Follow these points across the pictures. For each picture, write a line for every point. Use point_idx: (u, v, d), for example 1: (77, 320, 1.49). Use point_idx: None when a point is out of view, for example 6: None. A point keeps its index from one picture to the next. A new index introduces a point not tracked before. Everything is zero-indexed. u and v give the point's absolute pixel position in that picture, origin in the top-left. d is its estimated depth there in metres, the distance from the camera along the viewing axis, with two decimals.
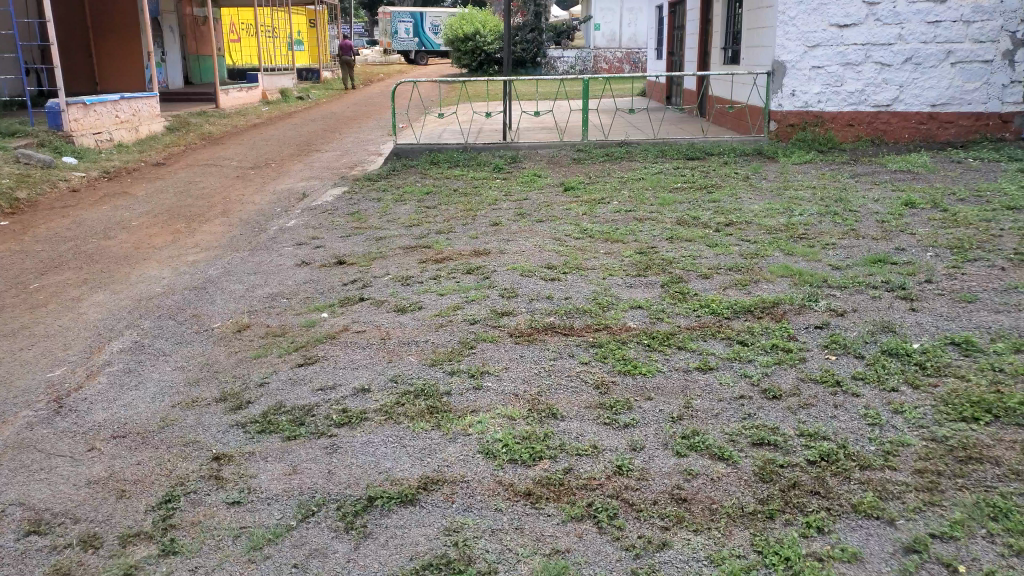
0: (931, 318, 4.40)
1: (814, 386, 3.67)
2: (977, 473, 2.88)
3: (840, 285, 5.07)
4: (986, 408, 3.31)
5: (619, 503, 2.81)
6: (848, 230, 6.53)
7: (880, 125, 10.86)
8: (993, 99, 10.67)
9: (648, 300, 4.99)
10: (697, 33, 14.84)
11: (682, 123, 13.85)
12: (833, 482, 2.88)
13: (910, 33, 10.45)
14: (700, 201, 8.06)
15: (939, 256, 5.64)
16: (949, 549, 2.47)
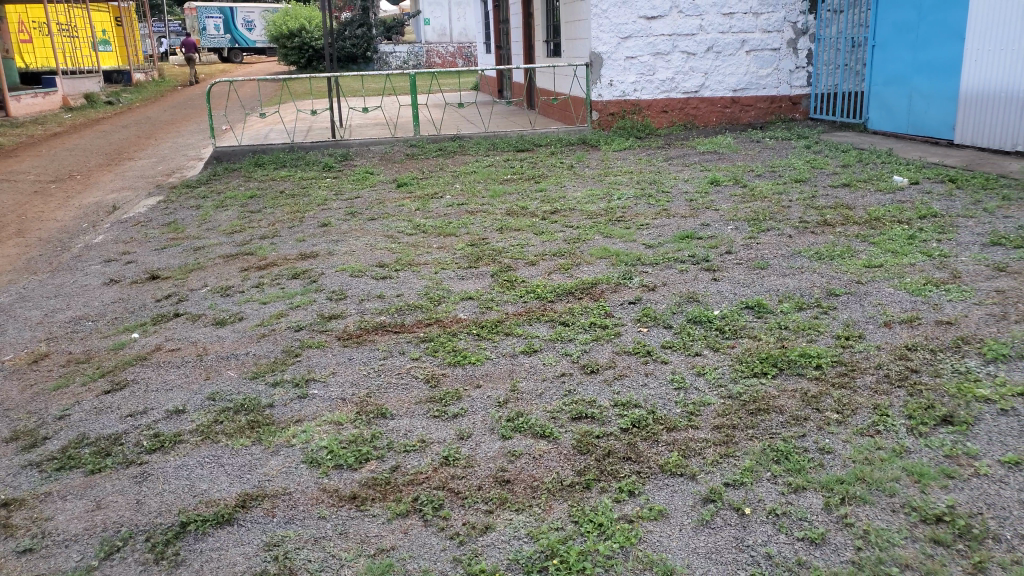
0: (730, 286, 4.77)
1: (629, 358, 3.88)
2: (765, 422, 3.18)
3: (654, 262, 5.37)
4: (774, 363, 3.66)
5: (444, 494, 2.84)
6: (661, 210, 6.93)
7: (690, 111, 11.62)
8: (782, 83, 11.69)
9: (477, 291, 5.05)
10: (520, 26, 15.17)
11: (512, 116, 14.13)
12: (644, 446, 3.06)
13: (709, 24, 11.23)
14: (528, 191, 8.26)
15: (738, 228, 6.12)
16: (740, 494, 2.73)
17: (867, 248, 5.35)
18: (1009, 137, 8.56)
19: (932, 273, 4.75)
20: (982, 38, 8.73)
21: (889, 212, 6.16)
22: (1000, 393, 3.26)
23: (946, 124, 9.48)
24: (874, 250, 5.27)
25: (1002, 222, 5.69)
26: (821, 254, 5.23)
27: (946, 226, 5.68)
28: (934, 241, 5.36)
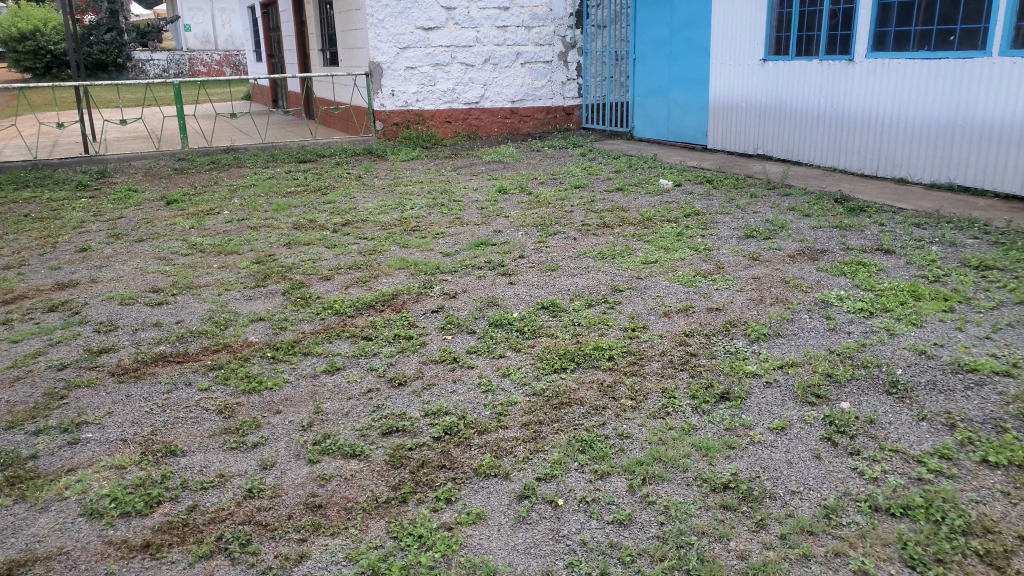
0: (526, 289, 4.95)
1: (434, 367, 3.88)
2: (569, 415, 3.33)
3: (451, 270, 5.42)
4: (572, 358, 3.85)
5: (252, 528, 2.66)
6: (453, 219, 7.02)
7: (473, 121, 11.91)
8: (557, 94, 12.37)
9: (269, 310, 4.80)
10: (293, 34, 14.71)
11: (289, 126, 13.63)
12: (457, 452, 3.08)
13: (485, 36, 11.59)
14: (314, 204, 8.00)
15: (529, 233, 6.37)
16: (552, 487, 2.84)
17: (644, 246, 5.80)
18: (751, 141, 9.73)
19: (700, 266, 5.25)
20: (723, 53, 9.84)
21: (659, 212, 6.72)
22: (764, 368, 3.69)
23: (700, 131, 10.57)
24: (650, 247, 5.73)
25: (752, 218, 6.43)
26: (605, 253, 5.59)
27: (708, 223, 6.31)
28: (699, 237, 5.93)
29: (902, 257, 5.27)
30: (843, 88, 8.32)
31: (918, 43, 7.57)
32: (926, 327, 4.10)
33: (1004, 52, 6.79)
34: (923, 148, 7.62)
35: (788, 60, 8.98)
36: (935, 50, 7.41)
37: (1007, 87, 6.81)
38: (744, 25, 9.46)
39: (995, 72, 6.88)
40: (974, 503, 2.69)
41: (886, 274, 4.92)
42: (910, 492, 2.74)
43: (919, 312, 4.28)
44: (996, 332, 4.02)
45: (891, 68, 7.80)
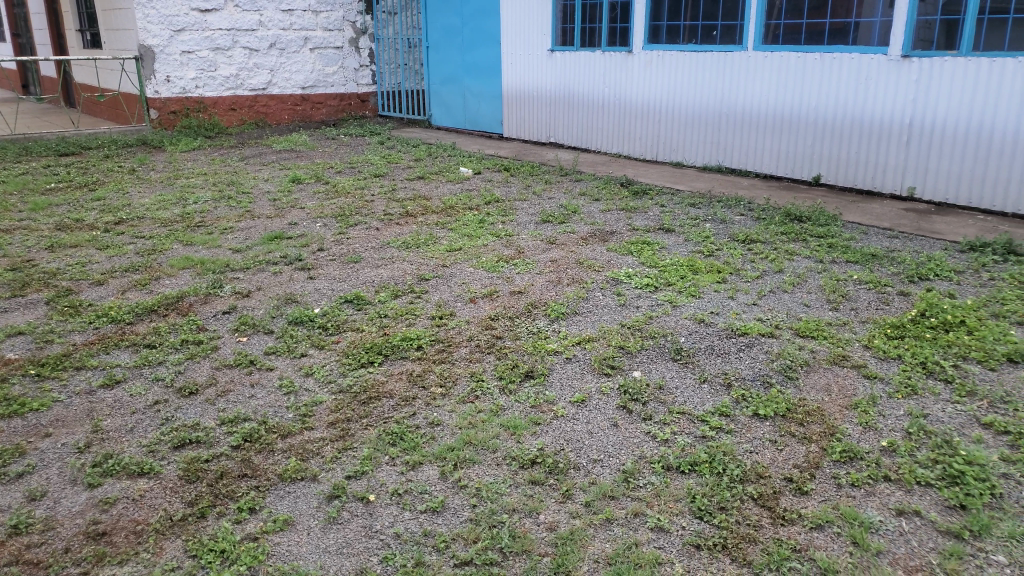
0: (327, 283, 4.79)
1: (230, 372, 3.65)
2: (378, 409, 3.28)
3: (244, 267, 5.13)
4: (378, 351, 3.79)
5: (22, 568, 2.36)
6: (244, 212, 6.64)
7: (260, 108, 11.31)
8: (349, 81, 12.09)
9: (30, 323, 4.25)
10: (43, 12, 13.13)
11: (45, 116, 12.16)
12: (259, 459, 2.92)
13: (269, 20, 11.05)
14: (80, 201, 7.20)
15: (327, 225, 6.17)
16: (362, 484, 2.78)
17: (445, 234, 5.82)
18: (543, 129, 10.11)
19: (502, 251, 5.37)
20: (513, 43, 10.12)
21: (459, 200, 6.78)
22: (565, 345, 3.85)
23: (495, 119, 10.81)
24: (452, 235, 5.76)
25: (547, 203, 6.68)
26: (407, 243, 5.55)
27: (507, 209, 6.47)
28: (499, 223, 6.06)
29: (682, 235, 5.73)
30: (624, 78, 8.88)
31: (686, 37, 8.24)
32: (704, 297, 4.49)
33: (758, 47, 7.59)
34: (695, 134, 8.34)
35: (574, 51, 9.40)
36: (701, 44, 8.10)
37: (760, 79, 7.62)
38: (531, 16, 9.77)
39: (750, 64, 7.67)
40: (748, 453, 2.99)
41: (668, 251, 5.32)
42: (696, 449, 2.99)
43: (697, 284, 4.67)
44: (761, 299, 4.49)
45: (664, 60, 8.44)
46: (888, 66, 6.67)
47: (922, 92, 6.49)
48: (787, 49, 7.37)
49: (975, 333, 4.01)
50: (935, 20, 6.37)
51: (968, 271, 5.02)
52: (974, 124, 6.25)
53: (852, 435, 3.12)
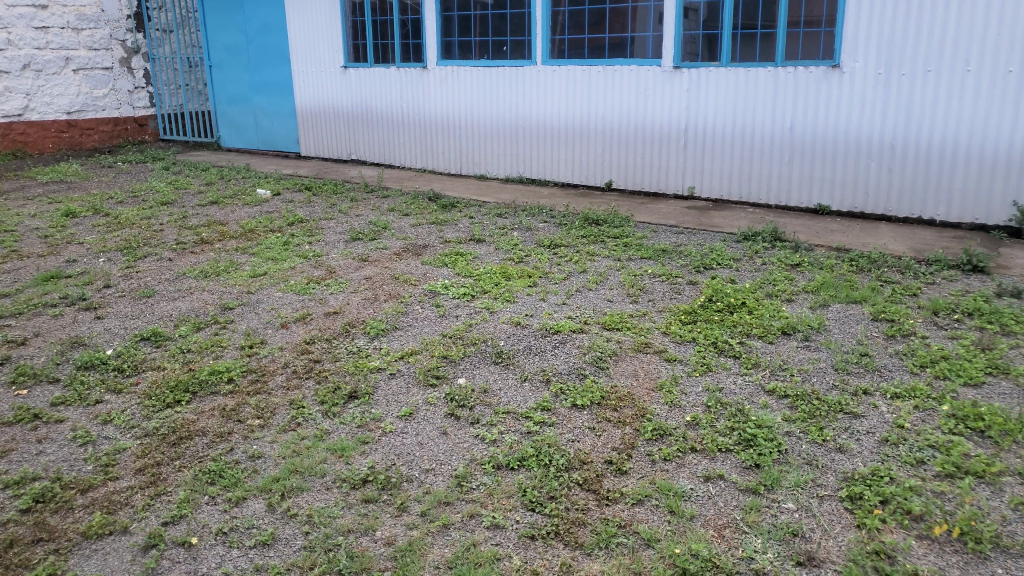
0: (118, 321, 4.42)
1: (10, 429, 3.25)
2: (191, 449, 3.07)
3: (15, 312, 4.58)
4: (185, 388, 3.55)
5: None
6: (8, 252, 5.93)
7: (17, 137, 10.16)
8: (123, 104, 11.21)
9: None
10: None
11: None
12: (56, 519, 2.64)
13: (19, 39, 9.96)
14: None
15: (112, 260, 5.67)
16: (182, 528, 2.60)
17: (249, 260, 5.56)
18: (344, 147, 9.95)
19: (312, 272, 5.23)
20: (304, 60, 9.88)
21: (260, 223, 6.51)
22: (387, 361, 3.83)
23: (291, 138, 10.48)
24: (255, 260, 5.52)
25: (355, 221, 6.60)
26: (207, 271, 5.24)
27: (312, 229, 6.31)
28: (305, 244, 5.89)
29: (491, 244, 5.90)
30: (421, 94, 8.98)
31: (478, 52, 8.49)
32: (518, 302, 4.66)
33: (546, 61, 8.01)
34: (495, 146, 8.60)
35: (368, 67, 9.36)
36: (493, 60, 8.40)
37: (551, 92, 8.03)
38: (321, 32, 9.61)
39: (541, 78, 8.07)
40: (571, 442, 3.14)
41: (480, 261, 5.46)
42: (523, 445, 3.10)
43: (511, 289, 4.84)
44: (570, 298, 4.73)
45: (459, 76, 8.64)
46: (662, 77, 7.31)
47: (693, 99, 7.18)
48: (573, 63, 7.84)
49: (754, 312, 4.50)
50: (698, 35, 7.07)
51: (744, 259, 5.62)
52: (738, 127, 7.00)
53: (661, 414, 3.38)
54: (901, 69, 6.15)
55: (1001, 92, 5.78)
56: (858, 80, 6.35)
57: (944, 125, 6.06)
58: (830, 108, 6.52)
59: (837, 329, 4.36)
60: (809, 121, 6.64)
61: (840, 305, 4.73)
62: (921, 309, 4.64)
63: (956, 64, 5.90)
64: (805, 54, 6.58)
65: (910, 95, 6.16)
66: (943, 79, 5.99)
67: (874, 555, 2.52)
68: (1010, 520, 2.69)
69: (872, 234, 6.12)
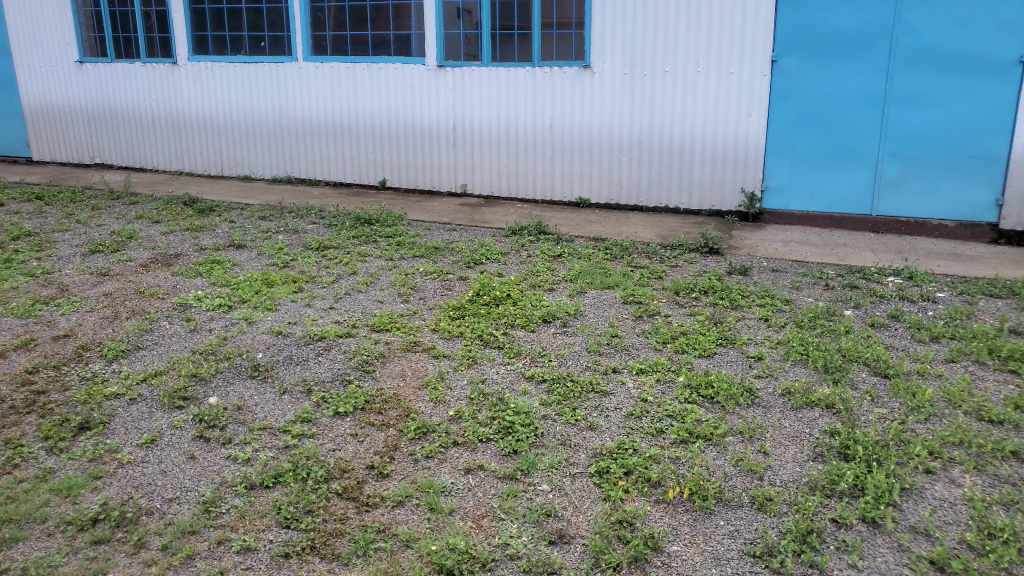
0: None
1: None
2: None
3: None
4: None
5: None
6: None
7: None
8: None
9: None
10: None
11: None
12: None
13: None
14: None
15: None
16: None
17: None
18: (85, 149, 8.97)
19: (39, 292, 4.65)
20: (30, 53, 8.83)
21: None
22: (127, 386, 3.49)
23: (20, 141, 9.29)
24: None
25: (95, 231, 5.97)
26: None
27: (42, 243, 5.62)
28: (33, 260, 5.24)
29: (253, 249, 5.60)
30: (173, 91, 8.33)
31: (233, 48, 8.05)
32: (280, 309, 4.45)
33: (308, 58, 7.76)
34: (259, 146, 8.17)
35: (109, 63, 8.54)
36: (251, 56, 7.99)
37: (315, 89, 7.80)
38: (49, 23, 8.64)
39: (304, 75, 7.80)
40: (332, 452, 3.06)
41: (240, 268, 5.16)
42: (279, 461, 2.96)
43: (273, 297, 4.62)
44: (337, 302, 4.61)
45: (214, 72, 8.13)
46: (426, 75, 7.37)
47: (459, 97, 7.31)
48: (336, 60, 7.67)
49: (518, 303, 4.66)
50: (459, 34, 7.21)
51: (511, 252, 5.80)
52: (503, 124, 7.22)
53: (425, 412, 3.39)
54: (643, 70, 6.67)
55: (726, 92, 6.46)
56: (607, 80, 6.80)
57: (683, 122, 6.65)
58: (586, 106, 6.92)
59: (592, 313, 4.64)
60: (566, 118, 7.00)
61: (596, 291, 5.04)
62: (665, 290, 5.07)
63: (689, 65, 6.51)
64: (559, 55, 6.94)
65: (652, 94, 6.70)
66: (678, 80, 6.58)
67: (618, 524, 2.70)
68: (731, 475, 3.02)
69: (627, 224, 6.59)
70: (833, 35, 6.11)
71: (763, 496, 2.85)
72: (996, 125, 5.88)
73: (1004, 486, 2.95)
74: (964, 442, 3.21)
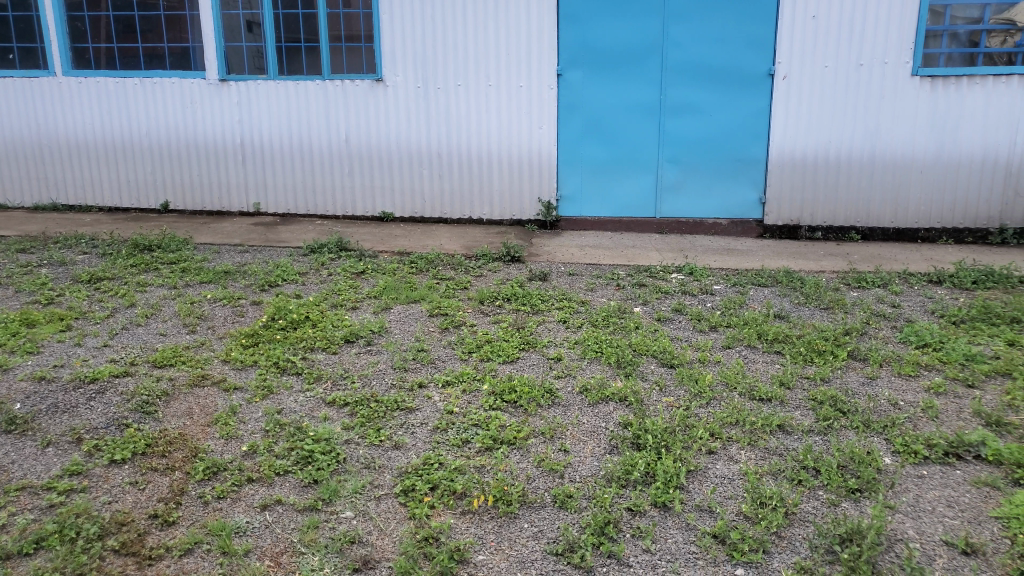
0: None
1: None
2: None
3: None
4: None
5: None
6: None
7: None
8: None
9: None
10: None
11: None
12: None
13: None
14: None
15: None
16: None
17: None
18: None
19: None
20: None
21: None
22: None
23: None
24: None
25: None
26: None
27: None
28: None
29: (10, 287, 4.98)
30: None
31: None
32: (43, 352, 3.99)
33: (68, 72, 7.10)
34: (17, 170, 7.35)
35: None
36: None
37: (80, 106, 7.15)
38: None
39: (66, 91, 7.13)
40: (107, 505, 2.78)
41: None
42: (42, 524, 2.63)
43: (34, 338, 4.13)
44: (112, 339, 4.21)
45: None
46: (209, 90, 6.96)
47: (245, 113, 6.97)
48: (102, 75, 7.08)
49: (318, 325, 4.50)
50: (241, 47, 6.92)
51: (310, 272, 5.60)
52: (294, 140, 6.98)
53: (215, 451, 3.17)
54: (436, 83, 6.73)
55: (517, 104, 6.67)
56: (401, 94, 6.78)
57: (478, 134, 6.78)
58: (381, 120, 6.86)
59: (396, 329, 4.58)
60: (361, 132, 6.89)
61: (400, 306, 4.98)
62: (469, 300, 5.12)
63: (480, 78, 6.66)
64: (350, 68, 6.83)
65: (446, 107, 6.76)
66: (471, 93, 6.70)
67: (424, 541, 2.68)
68: (535, 477, 3.09)
69: (430, 236, 6.60)
70: (610, 50, 6.50)
71: (564, 493, 2.94)
72: (754, 132, 6.52)
73: (773, 457, 3.26)
74: (739, 421, 3.51)
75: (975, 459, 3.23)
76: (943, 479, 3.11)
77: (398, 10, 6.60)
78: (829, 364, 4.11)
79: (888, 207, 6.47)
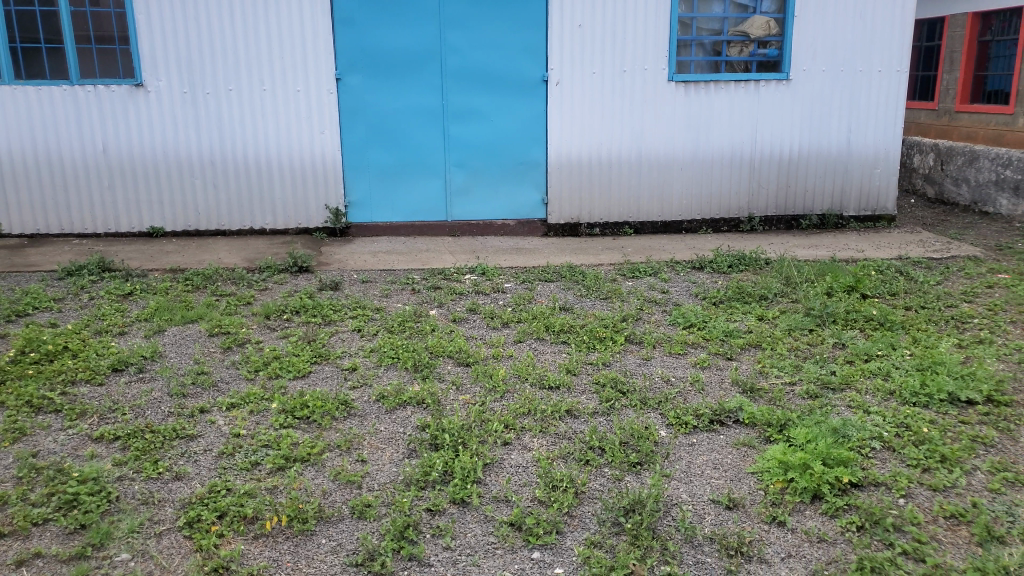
0: None
1: None
2: None
3: None
4: None
5: None
6: None
7: None
8: None
9: None
10: None
11: None
12: None
13: None
14: None
15: None
16: None
17: None
18: None
19: None
20: None
21: None
22: None
23: None
24: None
25: None
26: None
27: None
28: None
29: None
30: None
31: None
32: None
33: None
34: None
35: None
36: None
37: None
38: None
39: None
40: None
41: None
42: None
43: None
44: None
45: None
46: None
47: None
48: None
49: (79, 355, 4.08)
50: None
51: (68, 297, 5.06)
52: (41, 152, 6.30)
53: None
54: (204, 88, 6.35)
55: (295, 110, 6.47)
56: (165, 99, 6.32)
57: (255, 141, 6.49)
58: (144, 128, 6.35)
59: (173, 353, 4.27)
60: (121, 142, 6.34)
61: (176, 328, 4.64)
62: (255, 316, 4.88)
63: (253, 83, 6.38)
64: (103, 72, 6.25)
65: (218, 113, 6.40)
66: (245, 98, 6.40)
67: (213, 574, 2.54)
68: (331, 491, 3.01)
69: (208, 251, 6.21)
70: (388, 55, 6.49)
71: (362, 503, 2.90)
72: (532, 136, 6.82)
73: (563, 441, 3.43)
74: (530, 411, 3.65)
75: (735, 423, 3.61)
76: (710, 444, 3.45)
77: (156, 9, 6.15)
78: (610, 349, 4.41)
79: (655, 202, 7.05)
